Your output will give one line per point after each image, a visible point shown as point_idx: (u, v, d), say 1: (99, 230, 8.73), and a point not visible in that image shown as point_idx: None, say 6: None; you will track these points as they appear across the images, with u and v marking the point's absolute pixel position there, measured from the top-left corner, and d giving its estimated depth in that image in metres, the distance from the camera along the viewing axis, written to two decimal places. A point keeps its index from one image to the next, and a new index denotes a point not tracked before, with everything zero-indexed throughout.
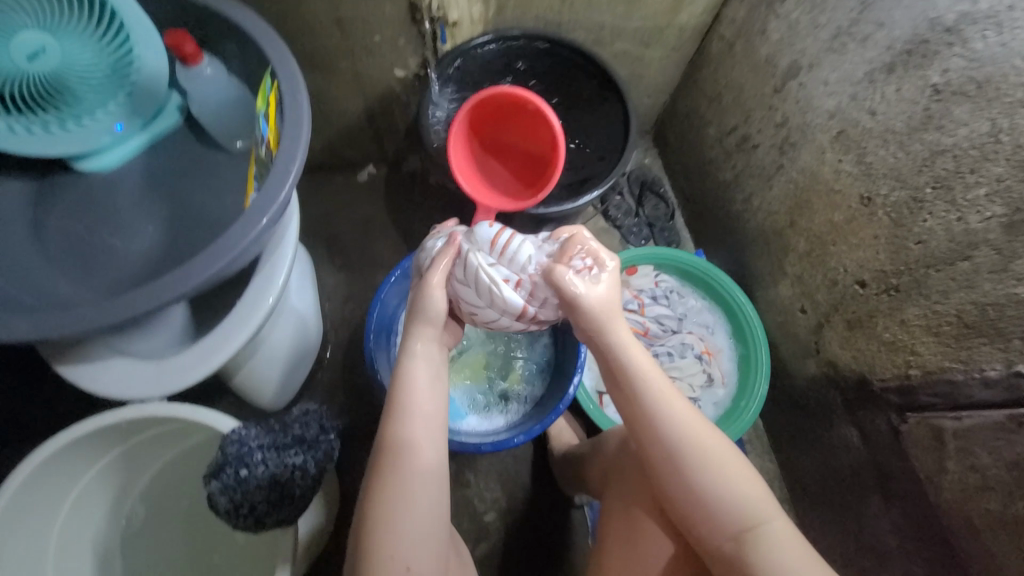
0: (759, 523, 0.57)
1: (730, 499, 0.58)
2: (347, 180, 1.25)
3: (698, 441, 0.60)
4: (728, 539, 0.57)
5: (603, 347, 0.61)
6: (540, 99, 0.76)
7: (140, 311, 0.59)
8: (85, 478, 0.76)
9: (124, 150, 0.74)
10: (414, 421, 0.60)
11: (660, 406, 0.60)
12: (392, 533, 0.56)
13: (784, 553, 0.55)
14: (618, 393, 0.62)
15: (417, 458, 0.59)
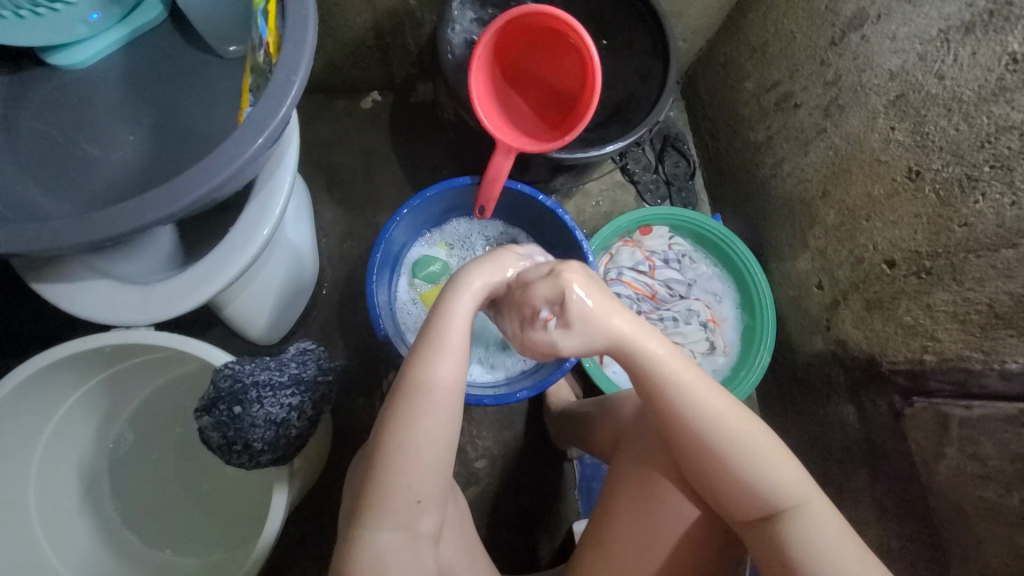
0: (793, 504, 0.58)
1: (767, 483, 0.58)
2: (349, 105, 1.15)
3: (738, 431, 0.59)
4: (757, 518, 0.59)
5: (628, 356, 0.61)
6: (576, 23, 0.67)
7: (122, 231, 0.53)
8: (71, 400, 0.74)
9: (102, 44, 0.65)
10: (442, 363, 0.57)
11: (697, 404, 0.60)
12: (400, 473, 0.54)
13: (816, 535, 0.56)
14: (650, 393, 0.62)
15: (437, 403, 0.56)
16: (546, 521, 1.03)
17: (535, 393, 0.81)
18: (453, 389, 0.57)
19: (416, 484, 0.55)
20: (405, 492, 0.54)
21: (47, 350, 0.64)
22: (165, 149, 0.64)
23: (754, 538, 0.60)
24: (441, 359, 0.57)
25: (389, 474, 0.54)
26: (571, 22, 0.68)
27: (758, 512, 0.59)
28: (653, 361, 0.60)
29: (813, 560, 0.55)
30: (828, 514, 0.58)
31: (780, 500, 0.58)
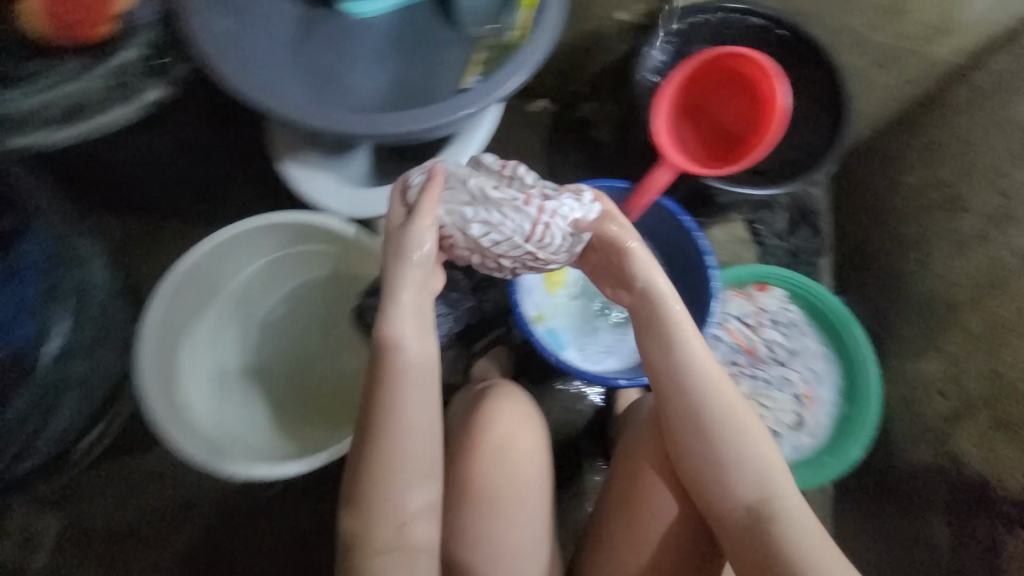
0: (773, 496, 0.61)
1: (749, 471, 0.62)
2: (515, 104, 1.30)
3: (736, 418, 0.64)
4: (747, 506, 0.61)
5: (645, 306, 0.67)
6: (770, 67, 0.76)
7: (365, 134, 0.71)
8: (257, 263, 0.91)
9: (380, 5, 0.82)
10: (410, 341, 0.60)
11: (692, 371, 0.65)
12: (399, 420, 0.59)
13: (798, 530, 0.59)
14: (651, 360, 0.67)
15: (407, 368, 0.60)
16: (579, 534, 1.03)
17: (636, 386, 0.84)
18: (426, 364, 0.61)
19: (409, 438, 0.59)
20: (400, 444, 0.59)
21: (268, 214, 0.83)
22: (400, 93, 0.79)
23: (742, 534, 0.61)
24: (403, 317, 0.60)
25: (387, 423, 0.59)
26: (766, 68, 0.77)
27: (748, 497, 0.61)
28: (668, 318, 0.67)
29: (795, 560, 0.57)
30: (807, 511, 0.61)
31: (765, 488, 0.61)
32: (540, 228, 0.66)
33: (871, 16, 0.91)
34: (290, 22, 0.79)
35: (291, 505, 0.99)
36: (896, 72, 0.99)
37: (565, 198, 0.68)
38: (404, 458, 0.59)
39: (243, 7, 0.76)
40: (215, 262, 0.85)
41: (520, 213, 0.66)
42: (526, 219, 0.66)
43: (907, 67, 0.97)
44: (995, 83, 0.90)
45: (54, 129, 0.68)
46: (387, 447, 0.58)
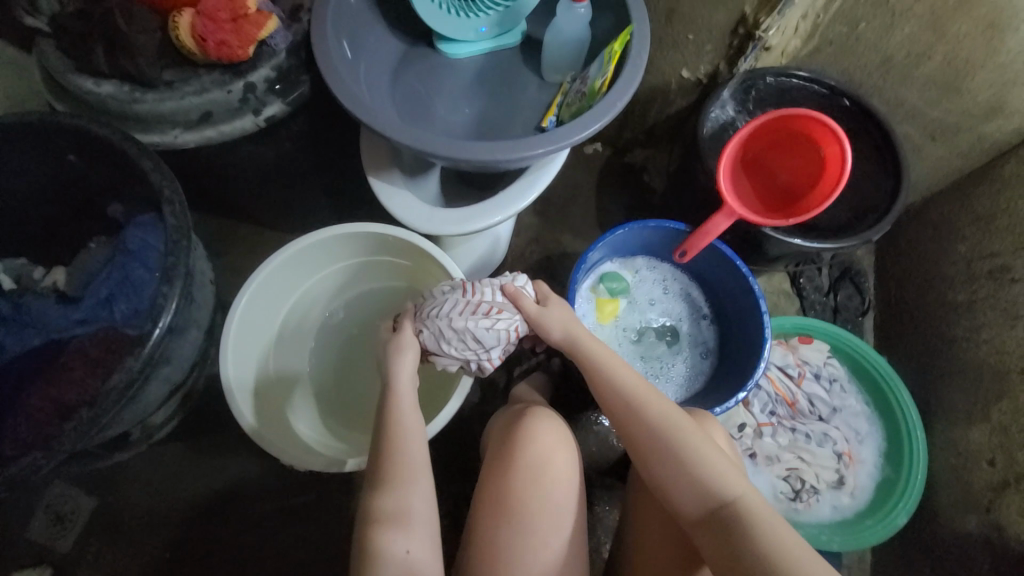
0: (736, 500, 0.62)
1: (707, 477, 0.63)
2: (574, 147, 1.38)
3: (681, 439, 0.66)
4: (706, 514, 0.62)
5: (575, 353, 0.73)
6: (842, 133, 0.77)
7: (453, 156, 0.75)
8: (327, 269, 0.95)
9: (476, 47, 0.91)
10: (400, 359, 0.70)
11: (629, 402, 0.69)
12: (397, 464, 0.63)
13: (764, 534, 0.58)
14: (600, 398, 0.72)
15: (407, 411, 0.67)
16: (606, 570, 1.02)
17: None
18: (411, 378, 0.70)
19: (409, 478, 0.62)
20: (405, 486, 0.62)
21: (348, 223, 0.86)
22: (484, 126, 0.88)
23: (710, 545, 0.61)
24: (400, 374, 0.69)
25: (389, 468, 0.63)
26: (836, 132, 0.78)
27: (704, 508, 0.62)
28: (597, 360, 0.72)
29: (766, 564, 0.56)
30: (770, 511, 0.60)
31: (722, 495, 0.62)
32: (470, 293, 0.74)
33: (926, 93, 0.96)
34: (393, 60, 0.90)
35: (330, 504, 1.02)
36: (948, 146, 1.03)
37: (493, 278, 0.77)
38: (406, 501, 0.61)
39: (359, 41, 0.85)
40: (288, 268, 0.88)
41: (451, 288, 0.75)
42: (465, 291, 0.74)
43: (959, 142, 1.01)
44: None
45: (178, 132, 0.80)
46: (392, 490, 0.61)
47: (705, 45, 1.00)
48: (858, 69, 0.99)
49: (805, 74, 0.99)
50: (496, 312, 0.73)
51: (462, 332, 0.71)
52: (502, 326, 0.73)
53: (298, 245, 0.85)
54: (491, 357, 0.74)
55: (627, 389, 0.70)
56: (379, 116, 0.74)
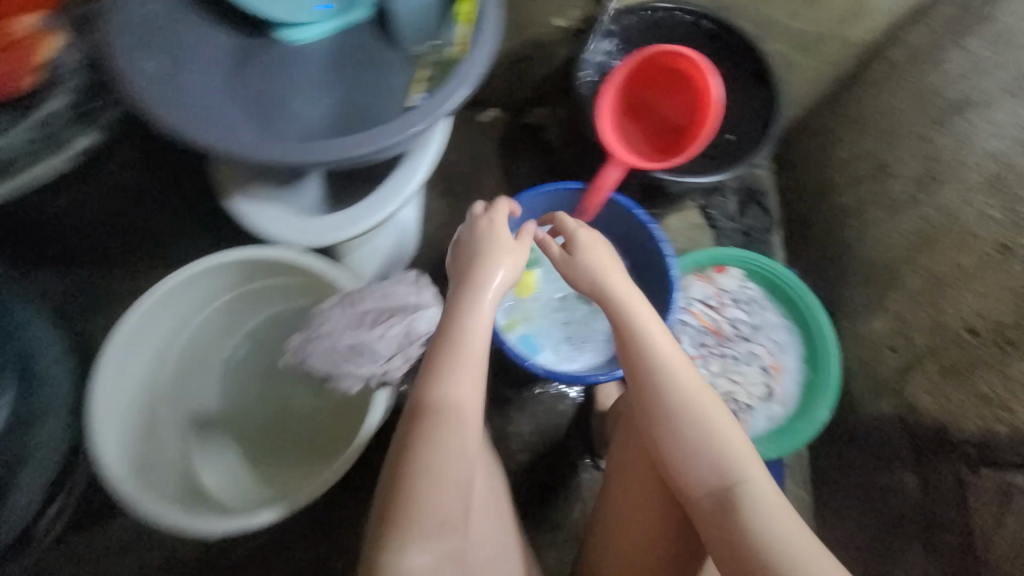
0: (739, 482, 0.60)
1: (718, 455, 0.62)
2: (468, 117, 1.30)
3: (699, 409, 0.64)
4: (713, 488, 0.61)
5: (602, 301, 0.70)
6: (711, 64, 0.78)
7: (314, 159, 0.68)
8: (216, 301, 0.88)
9: (320, 29, 0.83)
10: (460, 385, 0.60)
11: (659, 357, 0.66)
12: (429, 465, 0.57)
13: (765, 514, 0.58)
14: (623, 355, 0.69)
15: (462, 413, 0.60)
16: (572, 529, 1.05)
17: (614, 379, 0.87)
18: (468, 408, 0.60)
19: (441, 484, 0.56)
20: (437, 488, 0.56)
21: (217, 252, 0.81)
22: (349, 114, 0.81)
23: (707, 517, 0.61)
24: (457, 379, 0.60)
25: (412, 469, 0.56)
26: (703, 65, 0.79)
27: (713, 479, 0.61)
28: (627, 311, 0.68)
29: (762, 547, 0.56)
30: (772, 499, 0.59)
31: (729, 471, 0.61)
32: (354, 305, 0.76)
33: (787, 6, 0.97)
34: (227, 56, 0.79)
35: (288, 541, 0.98)
36: (817, 56, 1.06)
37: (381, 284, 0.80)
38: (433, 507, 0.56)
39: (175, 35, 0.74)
40: (161, 314, 0.82)
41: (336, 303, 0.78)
42: (350, 305, 0.77)
43: (828, 50, 1.04)
44: (906, 56, 0.97)
45: None
46: (415, 489, 0.56)
47: None
48: None
49: (669, 4, 0.98)
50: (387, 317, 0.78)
51: (355, 345, 0.76)
52: (399, 328, 0.78)
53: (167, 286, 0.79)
54: (394, 363, 0.78)
55: (653, 349, 0.66)
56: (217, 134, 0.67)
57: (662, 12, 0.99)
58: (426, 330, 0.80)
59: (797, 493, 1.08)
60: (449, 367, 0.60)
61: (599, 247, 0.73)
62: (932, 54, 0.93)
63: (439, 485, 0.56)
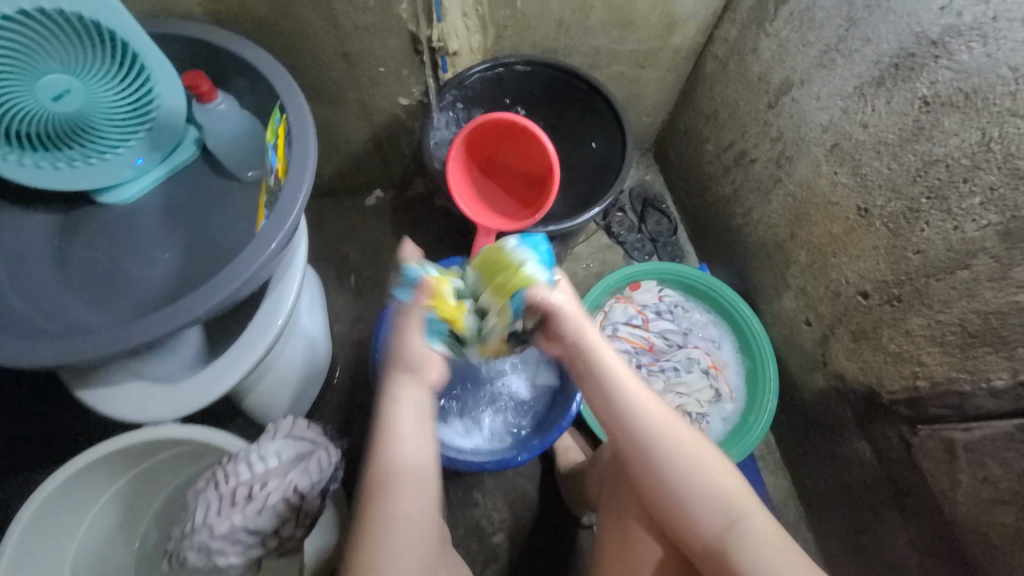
0: (737, 518, 0.57)
1: (715, 491, 0.58)
2: (356, 204, 1.28)
3: (686, 452, 0.60)
4: (712, 534, 0.57)
5: (592, 360, 0.63)
6: (529, 121, 0.78)
7: (156, 335, 0.62)
8: (103, 498, 0.78)
9: (143, 182, 0.79)
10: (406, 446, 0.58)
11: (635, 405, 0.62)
12: (387, 518, 0.56)
13: (766, 550, 0.54)
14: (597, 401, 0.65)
15: (415, 470, 0.58)
16: None
17: (531, 454, 0.84)
18: (419, 469, 0.58)
19: (401, 535, 0.56)
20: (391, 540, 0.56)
21: (70, 461, 0.70)
22: (197, 261, 0.76)
23: (712, 562, 0.57)
24: (400, 441, 0.58)
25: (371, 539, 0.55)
26: (530, 125, 0.79)
27: (708, 519, 0.58)
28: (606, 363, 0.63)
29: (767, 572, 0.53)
30: (766, 521, 0.57)
31: (726, 512, 0.57)
32: (222, 484, 0.62)
33: (608, 34, 1.00)
34: (53, 243, 0.75)
35: None
36: (656, 67, 1.10)
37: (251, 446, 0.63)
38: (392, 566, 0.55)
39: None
40: (39, 543, 0.71)
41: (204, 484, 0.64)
42: (213, 488, 0.63)
43: (662, 60, 1.08)
44: (726, 50, 1.01)
45: None
46: (374, 545, 0.55)
47: (401, 71, 0.95)
48: (545, 37, 1.01)
49: (485, 65, 0.98)
50: (260, 488, 0.62)
51: (230, 534, 0.61)
52: (276, 500, 0.62)
53: (22, 521, 0.67)
54: (285, 535, 0.63)
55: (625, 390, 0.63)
56: (42, 349, 0.60)
57: (488, 70, 1.00)
58: (312, 484, 0.65)
59: (776, 483, 1.06)
60: (389, 428, 0.58)
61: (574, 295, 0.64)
62: (747, 42, 0.95)
63: (395, 540, 0.56)
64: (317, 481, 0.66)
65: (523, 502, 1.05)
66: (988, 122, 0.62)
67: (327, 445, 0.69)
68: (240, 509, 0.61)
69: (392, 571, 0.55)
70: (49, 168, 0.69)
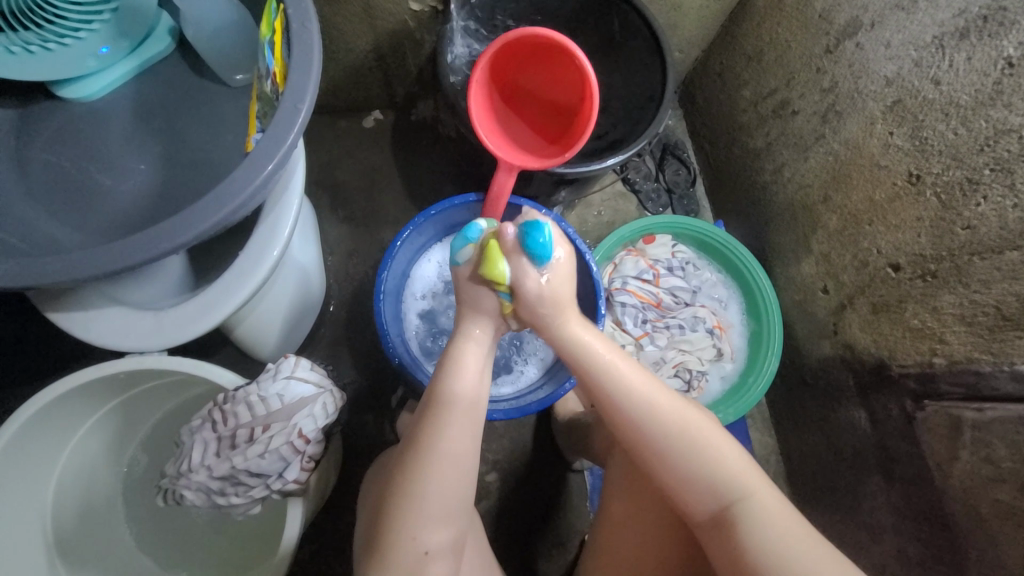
0: (742, 499, 0.56)
1: (725, 476, 0.57)
2: (352, 125, 1.15)
3: (687, 435, 0.58)
4: (709, 515, 0.57)
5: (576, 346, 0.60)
6: (567, 39, 0.67)
7: (136, 261, 0.54)
8: (86, 424, 0.74)
9: (111, 77, 0.67)
10: (464, 378, 0.60)
11: (626, 387, 0.59)
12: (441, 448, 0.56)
13: (767, 533, 0.54)
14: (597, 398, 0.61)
15: (472, 401, 0.59)
16: (556, 534, 1.03)
17: (544, 406, 0.82)
18: (472, 402, 0.60)
19: (447, 469, 0.56)
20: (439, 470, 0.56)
21: (52, 384, 0.64)
22: (179, 176, 0.66)
23: (707, 538, 0.58)
24: (464, 366, 0.60)
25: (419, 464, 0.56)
26: (569, 47, 0.69)
27: (712, 503, 0.57)
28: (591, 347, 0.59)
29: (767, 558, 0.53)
30: (776, 508, 0.56)
31: (726, 495, 0.56)
32: (220, 425, 0.59)
33: None
34: (10, 140, 0.65)
35: None
36: None
37: (250, 386, 0.60)
38: (437, 493, 0.56)
39: None
40: (21, 465, 0.67)
41: (201, 424, 0.61)
42: (214, 428, 0.60)
43: None
44: None
45: None
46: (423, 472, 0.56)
47: None
48: None
49: None
50: (261, 432, 0.59)
51: (231, 474, 0.60)
52: (278, 443, 0.59)
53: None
54: (289, 479, 0.61)
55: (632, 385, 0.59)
56: (3, 264, 0.52)
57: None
58: (317, 429, 0.62)
59: (763, 441, 1.08)
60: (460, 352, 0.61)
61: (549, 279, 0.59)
62: None
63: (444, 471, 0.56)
64: (322, 426, 0.62)
65: (517, 447, 1.06)
66: None
67: (334, 389, 0.65)
68: (240, 453, 0.59)
69: (435, 499, 0.56)
70: (0, 50, 0.58)
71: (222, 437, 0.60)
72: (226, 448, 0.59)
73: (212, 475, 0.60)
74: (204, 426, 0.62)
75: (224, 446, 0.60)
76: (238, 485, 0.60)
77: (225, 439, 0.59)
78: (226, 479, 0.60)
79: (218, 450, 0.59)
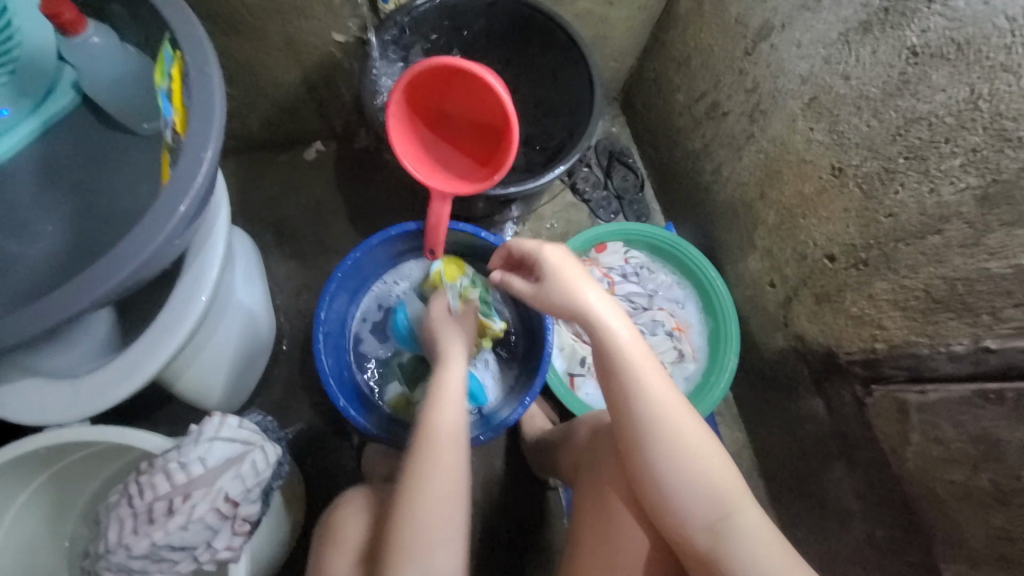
0: (733, 513, 0.56)
1: (713, 489, 0.57)
2: (291, 159, 1.13)
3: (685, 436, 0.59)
4: (702, 529, 0.57)
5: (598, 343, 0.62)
6: (474, 64, 0.66)
7: (37, 330, 0.51)
8: (15, 504, 0.69)
9: (11, 139, 0.63)
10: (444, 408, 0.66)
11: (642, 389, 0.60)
12: (430, 493, 0.60)
13: (760, 549, 0.54)
14: (612, 394, 0.62)
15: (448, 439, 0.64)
16: (535, 556, 1.01)
17: (497, 429, 0.79)
18: (451, 429, 0.65)
19: (441, 518, 0.60)
20: (423, 516, 0.59)
21: None
22: (87, 234, 0.63)
23: (698, 556, 0.57)
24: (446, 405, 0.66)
25: (417, 500, 0.60)
26: (476, 70, 0.67)
27: (705, 517, 0.57)
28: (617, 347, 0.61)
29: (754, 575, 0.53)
30: (766, 527, 0.56)
31: (721, 506, 0.57)
32: (137, 499, 0.57)
33: None
34: None
35: None
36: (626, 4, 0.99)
37: (169, 453, 0.58)
38: (426, 538, 0.59)
39: None
40: None
41: (119, 499, 0.58)
42: (129, 505, 0.57)
43: None
44: None
45: None
46: (406, 520, 0.59)
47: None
48: None
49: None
50: (181, 501, 0.57)
51: (151, 552, 0.56)
52: (202, 511, 0.57)
53: None
54: (219, 547, 0.59)
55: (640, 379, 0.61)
56: None
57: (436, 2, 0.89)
58: (243, 490, 0.60)
59: (733, 437, 1.07)
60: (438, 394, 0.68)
61: (583, 279, 0.63)
62: None
63: (424, 520, 0.59)
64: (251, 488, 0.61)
65: (488, 470, 1.03)
66: (977, 78, 0.59)
67: (264, 444, 0.64)
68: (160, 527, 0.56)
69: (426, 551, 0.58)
70: None
71: (138, 513, 0.56)
72: (143, 524, 0.56)
73: (129, 557, 0.56)
74: (123, 501, 0.58)
75: (139, 523, 0.56)
76: (159, 563, 0.57)
77: (142, 517, 0.56)
78: (147, 558, 0.56)
79: (134, 528, 0.56)
